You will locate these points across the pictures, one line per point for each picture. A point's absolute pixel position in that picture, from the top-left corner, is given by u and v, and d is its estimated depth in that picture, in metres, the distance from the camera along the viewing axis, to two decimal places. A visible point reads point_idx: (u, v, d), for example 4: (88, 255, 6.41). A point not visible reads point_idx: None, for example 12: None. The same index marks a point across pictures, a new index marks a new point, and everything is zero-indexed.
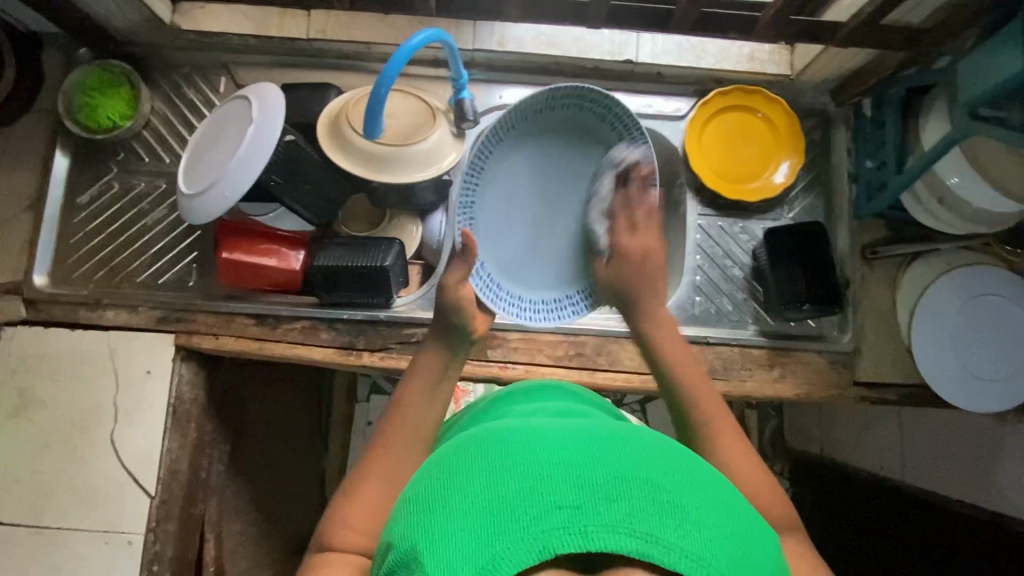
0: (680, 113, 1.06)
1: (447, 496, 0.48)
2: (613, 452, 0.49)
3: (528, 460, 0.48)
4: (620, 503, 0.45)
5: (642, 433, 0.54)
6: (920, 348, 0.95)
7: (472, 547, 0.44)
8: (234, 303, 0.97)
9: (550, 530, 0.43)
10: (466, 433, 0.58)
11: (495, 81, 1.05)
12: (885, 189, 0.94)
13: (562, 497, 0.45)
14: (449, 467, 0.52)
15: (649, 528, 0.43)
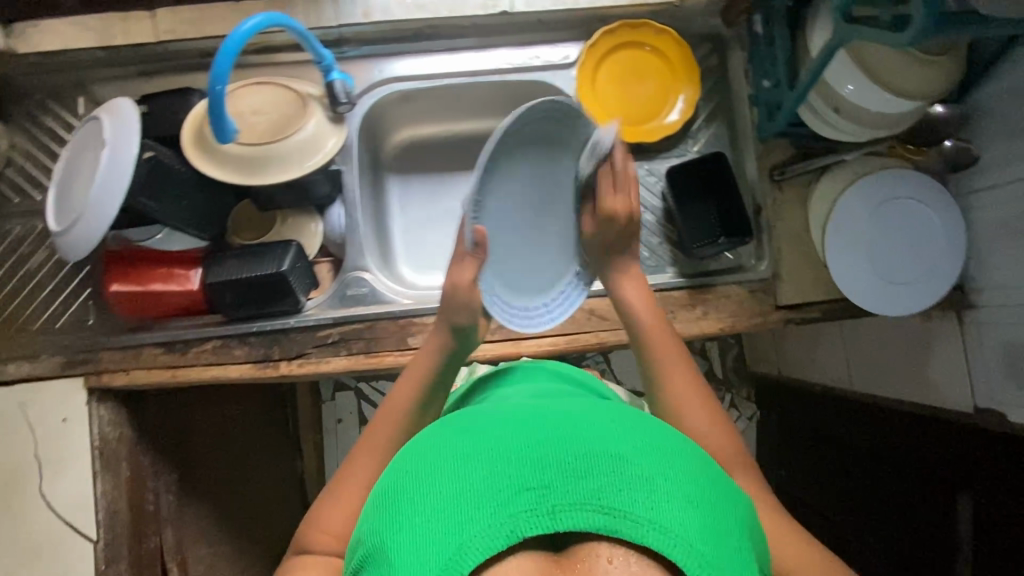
0: (569, 60, 1.01)
1: (414, 490, 0.49)
2: (582, 432, 0.51)
3: (496, 449, 0.50)
4: (587, 481, 0.47)
5: (609, 411, 0.57)
6: (835, 261, 0.94)
7: (441, 539, 0.45)
8: (140, 335, 0.93)
9: (519, 514, 0.45)
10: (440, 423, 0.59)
11: (372, 55, 0.99)
12: (781, 108, 0.92)
13: (528, 480, 0.47)
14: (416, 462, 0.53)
15: (615, 503, 0.46)
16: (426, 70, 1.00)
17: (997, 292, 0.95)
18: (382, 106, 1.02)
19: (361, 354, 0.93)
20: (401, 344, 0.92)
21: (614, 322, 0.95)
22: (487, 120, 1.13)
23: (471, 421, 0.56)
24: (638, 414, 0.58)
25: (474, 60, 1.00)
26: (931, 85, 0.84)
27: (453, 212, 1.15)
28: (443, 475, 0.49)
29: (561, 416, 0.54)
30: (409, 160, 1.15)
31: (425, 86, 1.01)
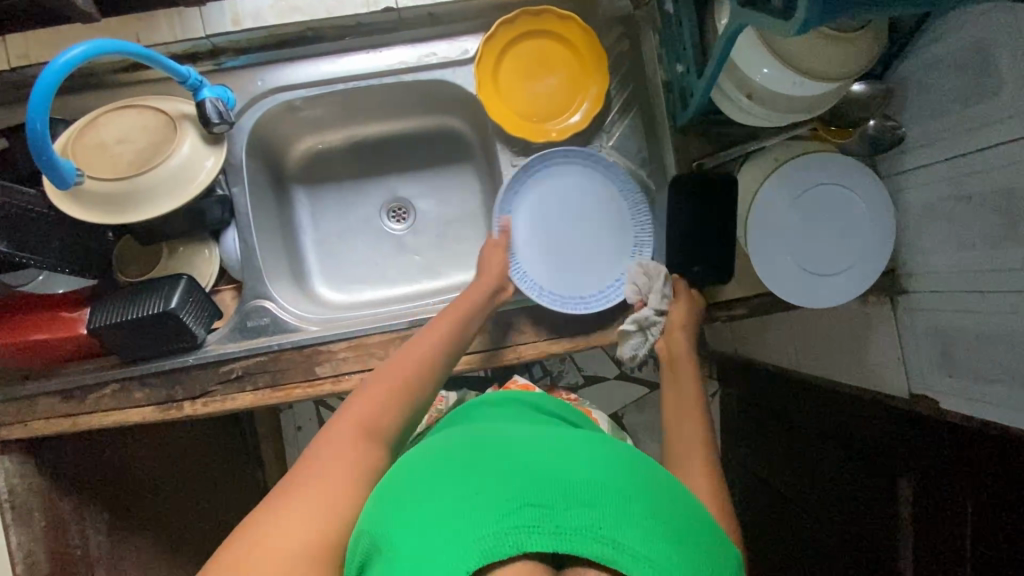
0: (468, 55, 0.93)
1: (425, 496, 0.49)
2: (590, 464, 0.51)
3: (521, 467, 0.51)
4: (596, 508, 0.47)
5: (628, 450, 0.57)
6: (758, 255, 0.89)
7: (450, 537, 0.45)
8: (34, 384, 0.89)
9: (528, 525, 0.45)
10: (453, 440, 0.59)
11: (253, 64, 0.91)
12: (693, 97, 0.86)
13: (535, 497, 0.47)
14: (433, 470, 0.53)
15: (618, 533, 0.45)
16: (313, 76, 0.92)
17: (928, 277, 0.91)
18: (272, 118, 0.95)
19: (268, 388, 0.89)
20: (309, 374, 0.89)
21: (532, 334, 0.91)
22: (398, 120, 1.07)
23: (495, 440, 0.57)
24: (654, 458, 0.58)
25: (365, 61, 0.93)
26: (847, 62, 0.78)
27: (371, 221, 1.11)
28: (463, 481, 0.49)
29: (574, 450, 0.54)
30: (318, 169, 1.09)
31: (314, 93, 0.93)
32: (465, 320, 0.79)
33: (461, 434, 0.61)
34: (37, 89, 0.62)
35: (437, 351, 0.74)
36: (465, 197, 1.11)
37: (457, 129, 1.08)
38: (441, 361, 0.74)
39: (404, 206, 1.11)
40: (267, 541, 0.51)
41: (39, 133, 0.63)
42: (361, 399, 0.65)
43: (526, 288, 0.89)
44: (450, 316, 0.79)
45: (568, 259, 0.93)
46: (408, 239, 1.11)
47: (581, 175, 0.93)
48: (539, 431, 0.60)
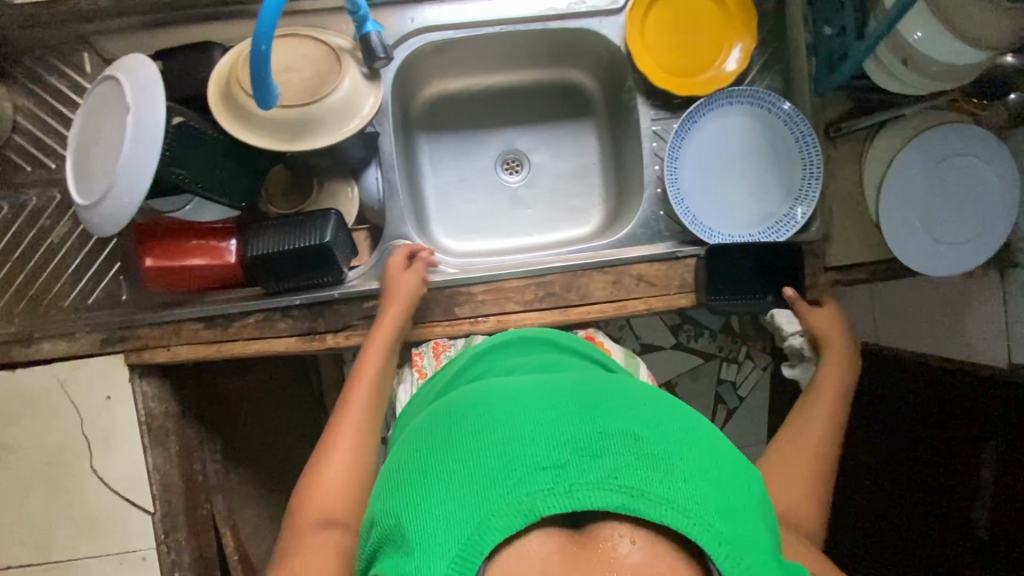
0: (617, 5, 0.93)
1: (431, 473, 0.51)
2: (594, 412, 0.53)
3: (521, 428, 0.51)
4: (603, 463, 0.48)
5: (625, 388, 0.58)
6: (886, 219, 0.92)
7: (461, 517, 0.47)
8: (176, 310, 0.90)
9: (534, 494, 0.47)
10: (449, 403, 0.60)
11: (404, 2, 0.91)
12: (847, 60, 0.86)
13: (544, 459, 0.49)
14: (424, 448, 0.54)
15: (638, 483, 0.47)
16: (463, 18, 0.92)
17: None
18: (414, 58, 0.95)
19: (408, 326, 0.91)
20: (448, 313, 0.91)
21: (662, 288, 0.94)
22: (524, 71, 1.08)
23: (485, 398, 0.57)
24: (656, 392, 0.59)
25: (514, 6, 0.92)
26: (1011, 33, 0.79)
27: (488, 172, 1.12)
28: (455, 459, 0.51)
29: (570, 397, 0.55)
30: (439, 117, 1.09)
31: (460, 36, 0.93)
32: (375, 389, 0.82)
33: (451, 399, 0.61)
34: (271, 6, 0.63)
35: (364, 422, 0.80)
36: (581, 153, 1.12)
37: (581, 83, 1.09)
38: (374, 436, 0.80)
39: (519, 158, 1.12)
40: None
41: (266, 54, 0.65)
42: (317, 489, 0.73)
43: (699, 231, 0.93)
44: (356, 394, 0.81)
45: (731, 201, 0.96)
46: (522, 191, 1.12)
47: (743, 119, 0.95)
48: (531, 378, 0.61)
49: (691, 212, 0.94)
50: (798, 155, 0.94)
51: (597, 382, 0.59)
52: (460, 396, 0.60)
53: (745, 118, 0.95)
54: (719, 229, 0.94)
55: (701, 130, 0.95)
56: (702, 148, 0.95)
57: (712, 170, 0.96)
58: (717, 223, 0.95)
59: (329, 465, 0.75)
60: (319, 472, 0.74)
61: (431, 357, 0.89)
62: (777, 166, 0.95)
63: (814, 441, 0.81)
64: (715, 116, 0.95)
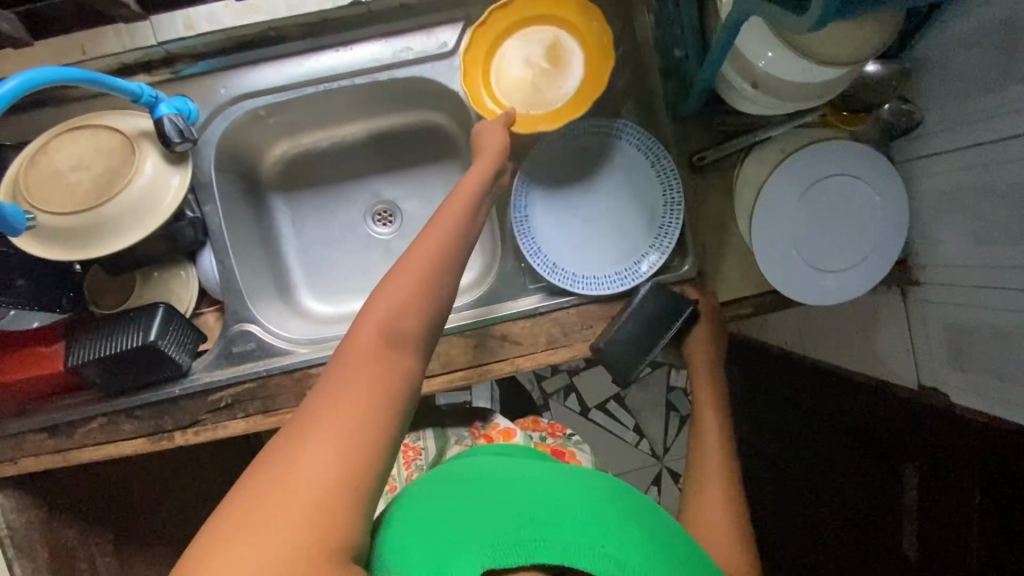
0: (448, 47, 0.86)
1: (457, 525, 0.59)
2: (585, 482, 0.67)
3: (527, 489, 0.65)
4: (592, 529, 0.58)
5: (616, 490, 0.68)
6: (765, 259, 0.84)
7: (476, 550, 0.54)
8: (19, 422, 0.86)
9: (529, 543, 0.56)
10: (472, 479, 0.68)
11: (215, 70, 0.84)
12: (693, 87, 0.80)
13: (539, 515, 0.59)
14: (447, 511, 0.62)
15: (619, 555, 0.57)
16: (283, 80, 0.85)
17: (940, 270, 0.85)
18: (241, 127, 0.88)
19: (260, 414, 0.86)
20: (300, 398, 0.86)
21: (528, 346, 0.88)
22: (380, 118, 1.01)
23: (504, 477, 0.68)
24: (639, 499, 0.69)
25: (336, 60, 0.85)
26: (860, 48, 0.71)
27: (357, 226, 1.05)
28: (475, 518, 0.59)
29: (575, 485, 0.66)
30: (296, 175, 1.03)
31: (283, 98, 0.86)
32: (444, 262, 0.57)
33: (477, 474, 0.69)
34: None
35: (409, 311, 0.53)
36: None
37: (441, 125, 1.02)
38: (435, 325, 0.55)
39: (390, 209, 1.05)
40: (246, 543, 0.40)
41: None
42: (336, 390, 0.47)
43: (553, 277, 0.86)
44: (406, 265, 0.56)
45: (594, 238, 0.89)
46: (395, 243, 1.05)
47: (597, 149, 0.89)
48: (542, 466, 0.71)
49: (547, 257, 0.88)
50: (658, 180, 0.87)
51: (594, 477, 0.70)
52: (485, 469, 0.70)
53: (598, 147, 0.89)
54: (581, 272, 0.88)
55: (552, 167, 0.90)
56: (555, 186, 0.90)
57: (569, 207, 0.90)
58: (578, 265, 0.89)
59: (356, 354, 0.50)
60: (349, 360, 0.50)
61: (402, 465, 0.98)
62: (638, 197, 0.89)
63: (739, 516, 0.73)
64: (564, 151, 0.89)
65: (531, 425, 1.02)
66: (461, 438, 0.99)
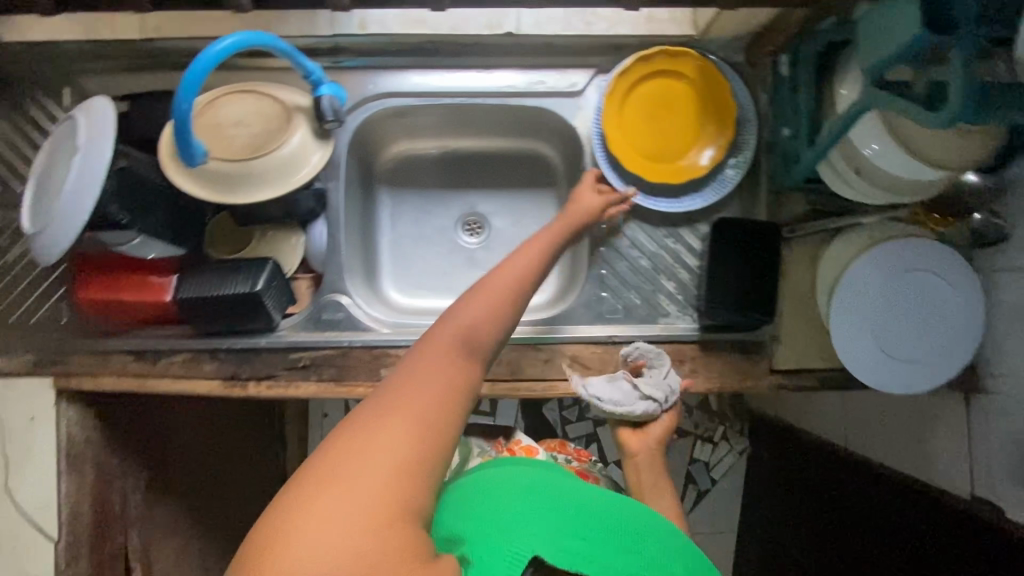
0: (576, 88, 0.94)
1: (501, 514, 0.57)
2: (634, 502, 0.64)
3: (576, 495, 0.62)
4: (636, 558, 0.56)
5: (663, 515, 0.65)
6: (840, 338, 0.87)
7: (519, 547, 0.53)
8: (110, 340, 0.92)
9: (579, 556, 0.54)
10: (516, 475, 0.65)
11: (367, 68, 0.94)
12: (799, 162, 0.85)
13: (587, 533, 0.57)
14: (492, 499, 0.60)
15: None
16: (422, 87, 0.94)
17: (1006, 382, 0.87)
18: (375, 120, 0.97)
19: (331, 381, 0.90)
20: (372, 375, 0.90)
21: (596, 371, 0.91)
22: (492, 138, 1.09)
23: (550, 476, 0.65)
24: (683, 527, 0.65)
25: (476, 79, 0.94)
26: (968, 154, 0.76)
27: (447, 231, 1.12)
28: (520, 514, 0.58)
29: (620, 498, 0.64)
30: (404, 174, 1.11)
31: (420, 103, 0.95)
32: (525, 280, 0.60)
33: (522, 469, 0.66)
34: (193, 72, 0.67)
35: (512, 293, 0.59)
36: (542, 222, 1.11)
37: (545, 155, 1.10)
38: (491, 351, 0.57)
39: (480, 221, 1.12)
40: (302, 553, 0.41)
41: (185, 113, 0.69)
42: (395, 404, 0.49)
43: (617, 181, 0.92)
44: (473, 307, 0.57)
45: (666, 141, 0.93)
46: (480, 253, 1.11)
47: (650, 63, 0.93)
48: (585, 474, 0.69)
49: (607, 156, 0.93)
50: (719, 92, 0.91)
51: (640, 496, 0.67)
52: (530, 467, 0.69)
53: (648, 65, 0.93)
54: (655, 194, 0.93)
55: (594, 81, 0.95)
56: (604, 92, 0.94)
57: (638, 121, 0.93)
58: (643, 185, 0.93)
59: (453, 329, 0.55)
60: (407, 387, 0.51)
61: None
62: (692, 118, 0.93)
63: None
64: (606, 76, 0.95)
65: (558, 447, 1.04)
66: (483, 449, 0.99)
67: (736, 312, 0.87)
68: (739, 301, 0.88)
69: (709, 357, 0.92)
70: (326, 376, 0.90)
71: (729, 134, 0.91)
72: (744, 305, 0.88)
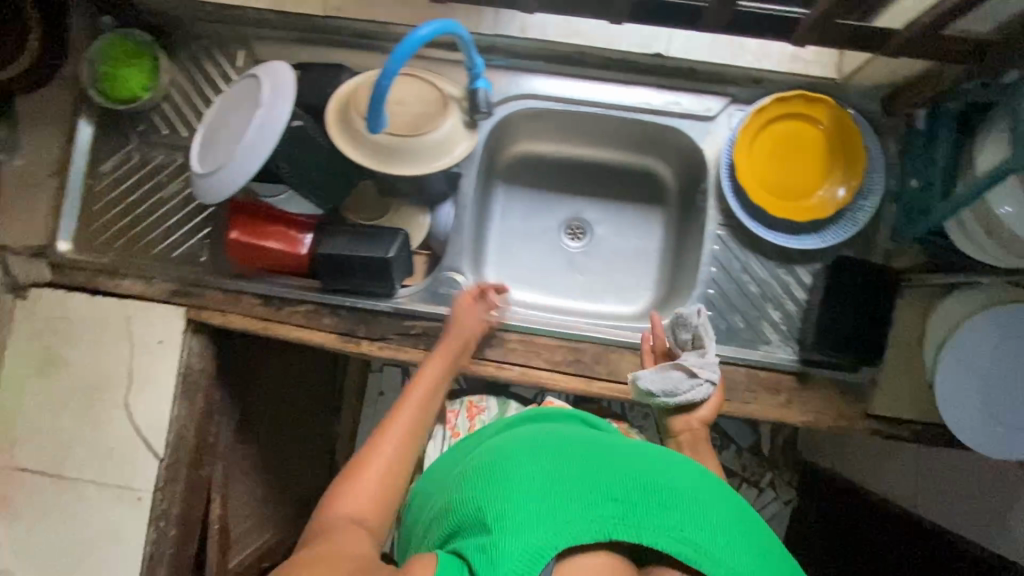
0: (710, 113, 0.98)
1: (523, 481, 0.60)
2: (647, 460, 0.66)
3: (592, 458, 0.64)
4: (667, 515, 0.59)
5: (673, 463, 0.67)
6: (943, 385, 0.87)
7: (547, 524, 0.55)
8: (242, 282, 0.99)
9: (611, 522, 0.57)
10: (517, 442, 0.68)
11: (515, 69, 1.00)
12: (928, 215, 0.86)
13: (615, 495, 0.59)
14: (510, 465, 0.63)
15: (692, 535, 0.57)
16: (563, 93, 1.00)
17: None
18: (512, 118, 1.03)
19: (438, 352, 0.96)
20: (477, 352, 0.95)
21: None
22: (610, 150, 1.13)
23: (565, 440, 0.68)
24: (698, 472, 0.68)
25: (615, 93, 0.99)
26: None
27: (551, 232, 1.16)
28: (538, 480, 0.60)
29: (628, 457, 0.66)
30: (519, 172, 1.16)
31: (558, 107, 1.01)
32: (425, 400, 0.82)
33: (527, 436, 0.70)
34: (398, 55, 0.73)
35: (419, 412, 0.80)
36: (645, 237, 1.14)
37: (660, 174, 1.12)
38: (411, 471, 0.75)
39: (584, 227, 1.15)
40: None
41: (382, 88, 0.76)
42: (340, 531, 0.63)
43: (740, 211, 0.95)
44: (417, 389, 0.83)
45: (791, 180, 0.96)
46: (580, 258, 1.14)
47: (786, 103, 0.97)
48: (595, 435, 0.72)
49: (732, 182, 0.96)
50: (854, 139, 0.93)
51: (649, 451, 0.69)
52: (504, 440, 0.73)
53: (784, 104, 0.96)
54: (774, 226, 0.95)
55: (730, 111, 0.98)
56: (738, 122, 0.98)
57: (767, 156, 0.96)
58: (763, 217, 0.96)
59: (363, 468, 0.72)
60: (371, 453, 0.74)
61: (465, 417, 1.05)
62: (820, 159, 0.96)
63: None
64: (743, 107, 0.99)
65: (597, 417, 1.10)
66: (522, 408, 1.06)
67: (839, 351, 0.89)
68: (848, 342, 0.89)
69: (804, 389, 0.93)
70: (434, 347, 0.95)
71: (859, 180, 0.93)
72: (854, 347, 0.89)
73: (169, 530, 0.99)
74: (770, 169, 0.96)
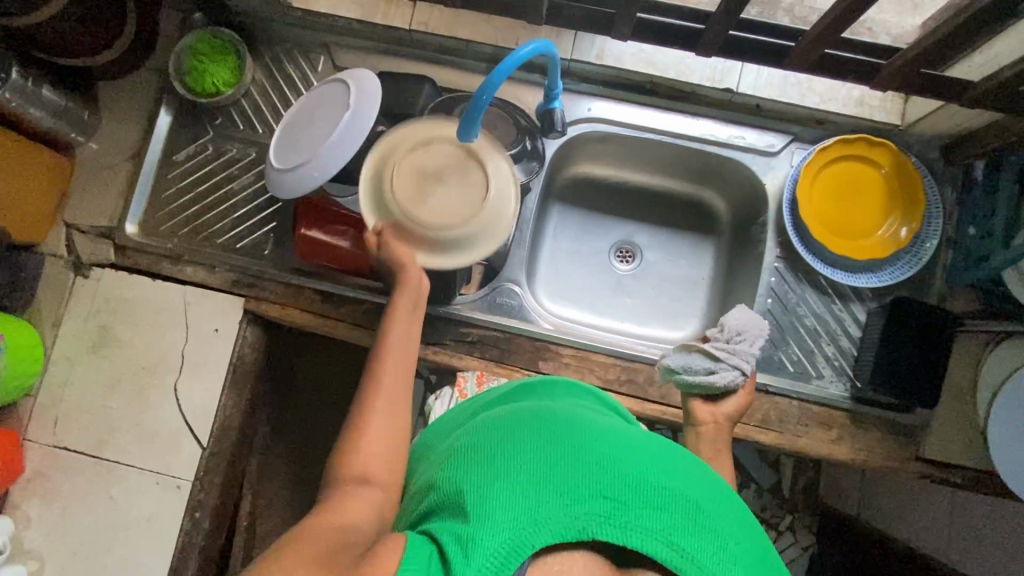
0: (773, 149, 1.02)
1: (500, 461, 0.50)
2: (645, 449, 0.53)
3: (583, 437, 0.52)
4: (659, 514, 0.46)
5: (676, 459, 0.54)
6: (996, 429, 0.83)
7: (518, 509, 0.45)
8: (303, 277, 1.01)
9: (592, 517, 0.45)
10: (505, 418, 0.57)
11: (585, 93, 1.04)
12: (987, 261, 0.88)
13: (606, 487, 0.47)
14: (489, 443, 0.53)
15: (685, 543, 0.45)
16: (631, 119, 1.03)
17: None
18: (578, 139, 1.06)
19: (491, 362, 0.96)
20: (531, 364, 0.96)
21: (742, 416, 0.94)
22: (667, 178, 1.16)
23: (562, 416, 0.56)
24: (703, 473, 0.54)
25: (680, 124, 1.03)
26: None
27: (602, 254, 1.17)
28: (515, 460, 0.49)
29: (621, 440, 0.53)
30: (575, 193, 1.18)
31: (625, 132, 1.04)
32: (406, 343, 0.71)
33: (516, 413, 0.58)
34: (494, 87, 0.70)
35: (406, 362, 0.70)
36: (695, 266, 1.15)
37: (713, 206, 1.15)
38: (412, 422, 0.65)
39: (634, 250, 1.17)
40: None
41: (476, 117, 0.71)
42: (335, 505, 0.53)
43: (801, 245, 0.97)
44: (396, 327, 0.72)
45: (849, 218, 0.99)
46: (629, 280, 1.16)
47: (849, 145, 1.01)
48: (594, 415, 0.60)
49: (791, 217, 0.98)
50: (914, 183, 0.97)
51: (652, 441, 0.56)
52: (487, 418, 0.61)
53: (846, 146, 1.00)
54: (833, 261, 0.97)
55: (792, 149, 1.02)
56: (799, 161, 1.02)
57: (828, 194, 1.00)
58: (822, 254, 0.97)
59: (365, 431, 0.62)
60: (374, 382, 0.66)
61: (475, 383, 0.94)
62: (877, 202, 0.99)
63: None
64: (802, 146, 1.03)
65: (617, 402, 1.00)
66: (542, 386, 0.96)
67: (894, 391, 0.90)
68: (903, 381, 0.90)
69: (855, 425, 0.94)
70: (488, 355, 0.96)
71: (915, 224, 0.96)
72: (909, 387, 0.90)
73: (204, 521, 0.97)
74: (830, 206, 0.99)
